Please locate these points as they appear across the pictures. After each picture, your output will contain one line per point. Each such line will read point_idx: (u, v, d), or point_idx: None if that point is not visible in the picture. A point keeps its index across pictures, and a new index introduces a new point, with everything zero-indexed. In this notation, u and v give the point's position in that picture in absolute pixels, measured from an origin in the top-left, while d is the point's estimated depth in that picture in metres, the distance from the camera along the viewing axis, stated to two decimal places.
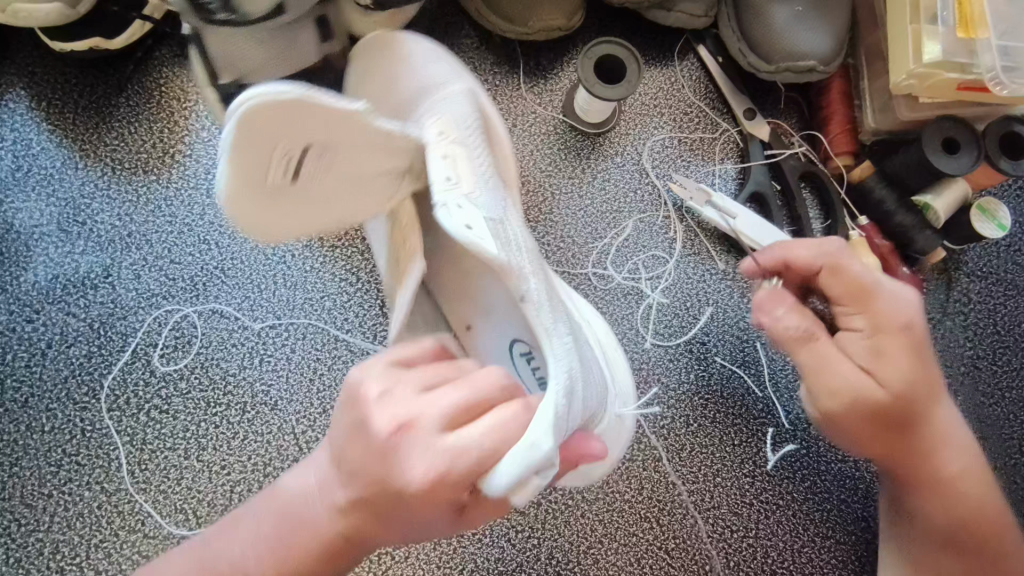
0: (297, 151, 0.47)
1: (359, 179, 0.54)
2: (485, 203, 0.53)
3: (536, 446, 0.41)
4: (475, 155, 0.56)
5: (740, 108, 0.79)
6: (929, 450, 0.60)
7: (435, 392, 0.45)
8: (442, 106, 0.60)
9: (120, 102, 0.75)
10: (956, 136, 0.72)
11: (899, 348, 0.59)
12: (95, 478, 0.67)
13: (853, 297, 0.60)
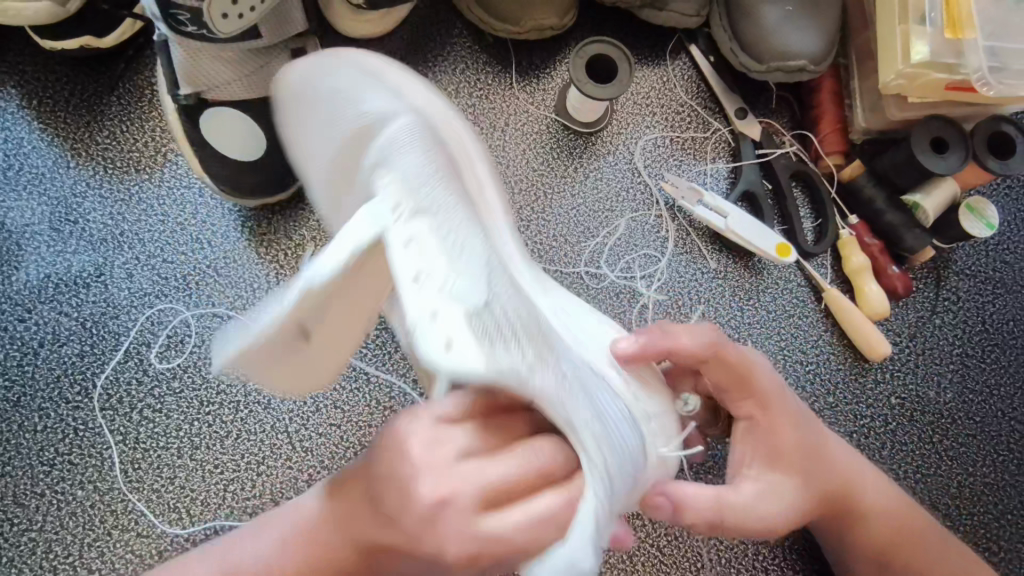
0: (299, 334, 0.41)
1: (348, 297, 0.44)
2: (470, 255, 0.44)
3: (579, 557, 0.37)
4: (426, 198, 0.45)
5: (732, 108, 0.80)
6: (841, 495, 0.63)
7: (483, 462, 0.39)
8: (390, 158, 0.46)
9: (112, 100, 0.75)
10: (945, 136, 0.73)
11: (783, 421, 0.59)
12: (88, 477, 0.67)
13: (733, 388, 0.57)
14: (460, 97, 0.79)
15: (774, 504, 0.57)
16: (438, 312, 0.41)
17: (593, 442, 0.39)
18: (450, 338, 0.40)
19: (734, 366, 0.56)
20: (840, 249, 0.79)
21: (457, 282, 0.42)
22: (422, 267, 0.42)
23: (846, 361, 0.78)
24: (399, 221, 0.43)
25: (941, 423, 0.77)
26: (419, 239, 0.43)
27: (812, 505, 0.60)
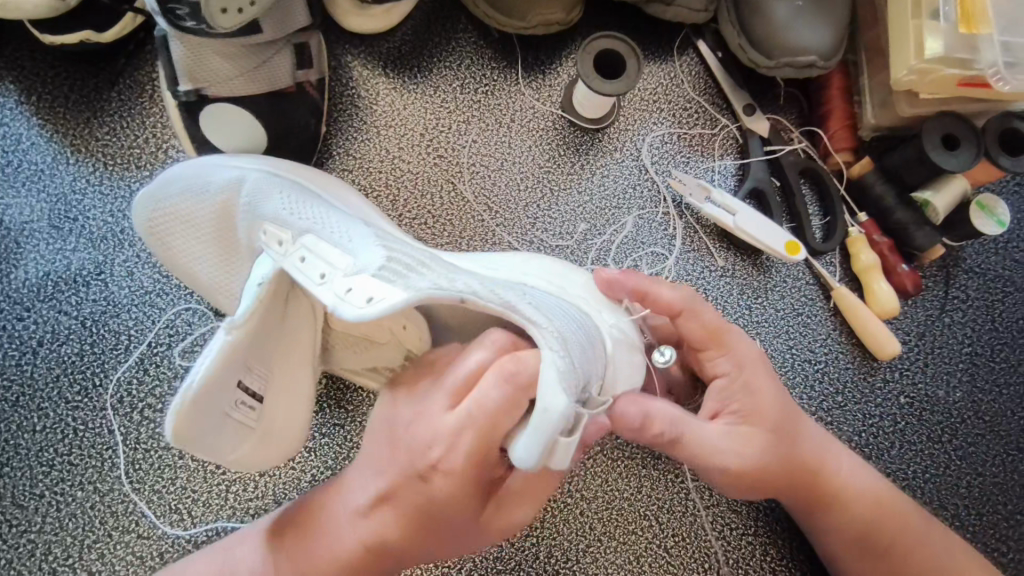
0: (238, 394, 0.49)
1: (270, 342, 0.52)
2: (355, 242, 0.52)
3: (548, 409, 0.42)
4: (292, 214, 0.54)
5: (740, 104, 0.79)
6: (814, 472, 0.63)
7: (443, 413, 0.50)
8: (260, 207, 0.56)
9: (112, 95, 0.74)
10: (956, 132, 0.72)
11: (761, 379, 0.62)
12: (88, 478, 0.66)
13: (707, 343, 0.62)
14: (465, 93, 0.78)
15: (742, 448, 0.59)
16: (351, 286, 0.47)
17: (534, 314, 0.46)
18: (370, 294, 0.46)
19: (708, 319, 0.62)
20: (850, 246, 0.78)
21: (358, 263, 0.49)
22: (324, 268, 0.49)
23: (855, 360, 0.77)
24: (284, 254, 0.51)
25: (950, 422, 0.77)
26: (311, 250, 0.51)
27: (779, 470, 0.61)
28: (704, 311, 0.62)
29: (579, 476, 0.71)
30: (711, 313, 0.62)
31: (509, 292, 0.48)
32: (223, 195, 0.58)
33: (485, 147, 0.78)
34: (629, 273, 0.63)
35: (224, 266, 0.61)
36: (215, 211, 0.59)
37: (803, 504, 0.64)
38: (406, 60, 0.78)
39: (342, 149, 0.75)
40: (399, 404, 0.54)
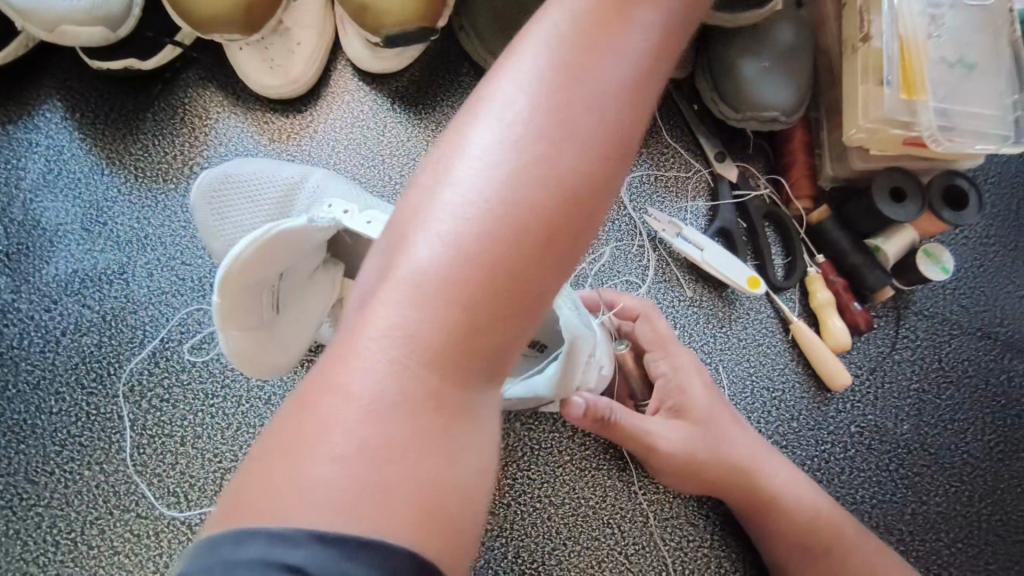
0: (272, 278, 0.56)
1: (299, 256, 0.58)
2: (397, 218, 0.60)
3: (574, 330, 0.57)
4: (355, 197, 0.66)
5: (712, 151, 0.87)
6: (747, 472, 0.70)
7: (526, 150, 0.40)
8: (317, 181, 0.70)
9: (147, 116, 0.83)
10: (903, 186, 0.80)
11: (692, 380, 0.72)
12: (96, 458, 0.72)
13: (653, 345, 0.74)
14: None
15: (673, 435, 0.69)
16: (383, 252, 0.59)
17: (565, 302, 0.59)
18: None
19: (659, 333, 0.75)
20: (808, 285, 0.85)
21: None
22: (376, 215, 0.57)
23: (809, 390, 0.83)
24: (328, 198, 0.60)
25: (897, 453, 0.82)
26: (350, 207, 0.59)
27: (719, 466, 0.69)
28: (659, 320, 0.76)
29: (547, 483, 0.77)
30: (665, 328, 0.75)
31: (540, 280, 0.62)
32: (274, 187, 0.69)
33: None
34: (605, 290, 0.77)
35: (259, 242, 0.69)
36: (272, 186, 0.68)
37: (741, 503, 0.71)
38: (412, 97, 0.87)
39: (350, 173, 0.84)
40: None
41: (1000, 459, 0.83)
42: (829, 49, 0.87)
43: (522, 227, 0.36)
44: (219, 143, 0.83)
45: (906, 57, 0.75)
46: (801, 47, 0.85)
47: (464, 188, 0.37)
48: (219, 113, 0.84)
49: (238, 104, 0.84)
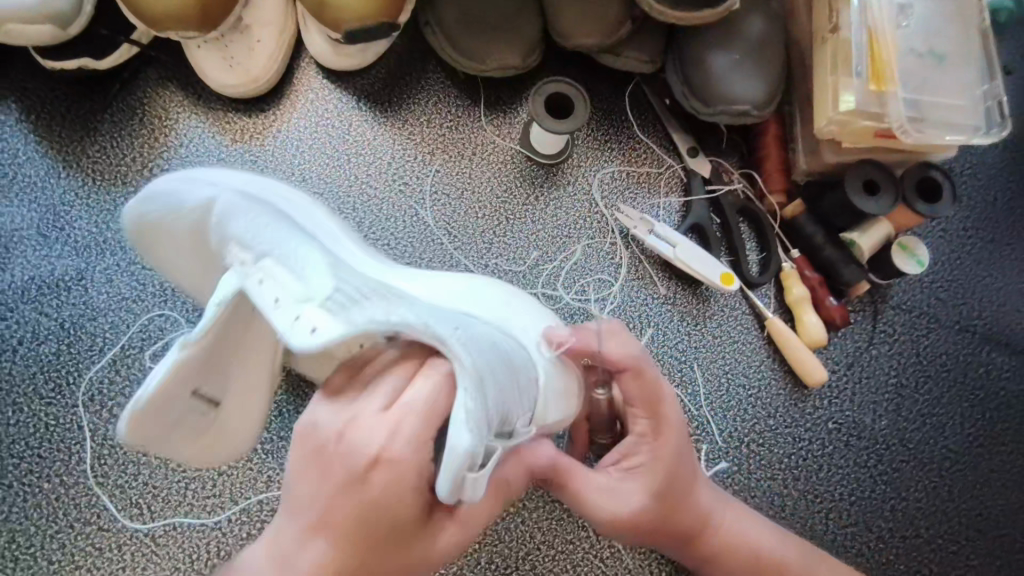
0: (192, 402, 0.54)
1: (228, 346, 0.55)
2: (309, 261, 0.54)
3: (455, 445, 0.43)
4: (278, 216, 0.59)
5: (684, 146, 0.86)
6: (696, 528, 0.67)
7: (398, 408, 0.47)
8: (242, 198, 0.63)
9: (105, 118, 0.81)
10: (876, 179, 0.79)
11: (669, 441, 0.64)
12: (55, 470, 0.70)
13: (643, 407, 0.64)
14: (431, 127, 0.86)
15: (624, 500, 0.64)
16: (301, 314, 0.49)
17: (461, 348, 0.46)
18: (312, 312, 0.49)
19: (646, 392, 0.64)
20: (783, 280, 0.84)
21: (309, 288, 0.51)
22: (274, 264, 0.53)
23: (786, 386, 0.82)
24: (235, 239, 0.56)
25: (875, 448, 0.82)
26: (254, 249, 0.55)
27: (664, 526, 0.66)
28: (653, 375, 0.64)
29: (520, 486, 0.75)
30: (658, 390, 0.64)
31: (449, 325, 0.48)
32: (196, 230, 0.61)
33: (447, 177, 0.84)
34: (583, 327, 0.64)
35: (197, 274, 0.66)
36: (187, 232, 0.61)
37: (685, 553, 0.69)
38: (378, 95, 0.85)
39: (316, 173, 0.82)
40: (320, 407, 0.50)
41: (979, 453, 0.82)
42: (800, 41, 0.86)
43: (362, 508, 0.47)
44: (181, 145, 0.81)
45: (875, 48, 0.74)
46: (771, 40, 0.84)
47: (319, 532, 0.48)
48: (180, 114, 0.82)
49: (200, 105, 0.82)
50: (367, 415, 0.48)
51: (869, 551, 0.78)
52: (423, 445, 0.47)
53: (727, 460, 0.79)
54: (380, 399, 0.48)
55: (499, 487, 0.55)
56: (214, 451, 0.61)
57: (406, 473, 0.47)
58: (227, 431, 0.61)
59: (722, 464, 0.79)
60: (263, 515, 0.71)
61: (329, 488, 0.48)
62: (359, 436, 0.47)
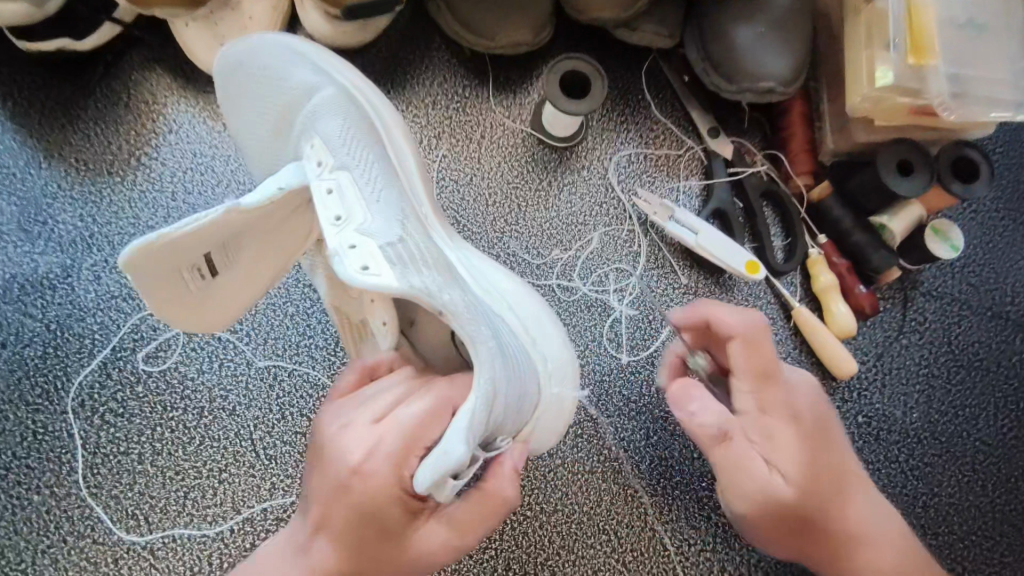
0: (199, 261, 0.51)
1: (276, 227, 0.55)
2: (380, 192, 0.56)
3: (447, 450, 0.44)
4: (359, 177, 0.56)
5: (705, 126, 0.81)
6: (838, 536, 0.62)
7: (385, 422, 0.50)
8: (317, 121, 0.57)
9: (88, 103, 0.75)
10: (909, 159, 0.74)
11: (782, 427, 0.62)
12: (46, 482, 0.66)
13: (762, 380, 0.63)
14: (437, 109, 0.80)
15: (767, 482, 0.62)
16: (357, 244, 0.51)
17: (487, 353, 0.48)
18: (366, 262, 0.50)
19: (755, 357, 0.63)
20: (810, 267, 0.80)
21: (374, 227, 0.53)
22: (340, 211, 0.53)
23: (813, 379, 0.79)
24: (319, 175, 0.55)
25: (906, 442, 0.78)
26: (340, 189, 0.54)
27: (799, 525, 0.62)
28: (766, 350, 0.63)
29: (538, 488, 0.71)
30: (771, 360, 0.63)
31: (475, 317, 0.50)
32: (295, 93, 0.59)
33: (455, 162, 0.79)
34: (705, 300, 0.67)
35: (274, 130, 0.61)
36: (282, 106, 0.59)
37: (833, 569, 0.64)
38: (379, 75, 0.80)
39: None
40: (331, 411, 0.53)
41: (1014, 445, 0.79)
42: (828, 11, 0.80)
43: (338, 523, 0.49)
44: (169, 131, 0.76)
45: (913, 19, 0.70)
46: (799, 11, 0.78)
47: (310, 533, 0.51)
48: (168, 98, 0.77)
49: (188, 88, 0.77)
50: (357, 427, 0.50)
51: None
52: (401, 464, 0.48)
53: None
54: (376, 411, 0.51)
55: (490, 501, 0.53)
56: (200, 325, 0.57)
57: (379, 491, 0.48)
58: (224, 299, 0.56)
59: None
60: (267, 524, 0.67)
61: (318, 493, 0.50)
62: (343, 445, 0.50)
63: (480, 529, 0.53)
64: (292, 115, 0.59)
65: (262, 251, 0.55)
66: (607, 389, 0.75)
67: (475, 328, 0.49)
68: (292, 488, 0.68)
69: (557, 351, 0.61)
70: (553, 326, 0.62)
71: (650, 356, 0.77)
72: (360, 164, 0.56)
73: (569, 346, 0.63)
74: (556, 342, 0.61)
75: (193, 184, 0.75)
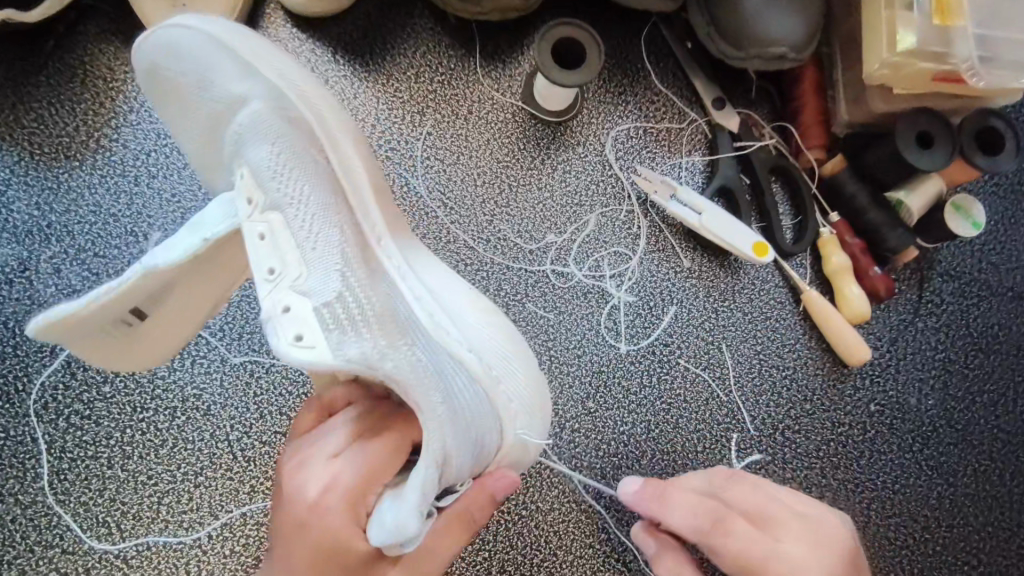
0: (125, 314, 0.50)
1: (207, 269, 0.52)
2: (321, 231, 0.50)
3: (406, 526, 0.43)
4: (293, 217, 0.50)
5: (709, 97, 0.76)
6: None
7: (339, 459, 0.50)
8: (247, 146, 0.52)
9: (40, 80, 0.69)
10: (931, 130, 0.68)
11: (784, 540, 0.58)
12: (10, 489, 0.62)
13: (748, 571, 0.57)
14: (420, 83, 0.74)
15: None
16: (290, 307, 0.47)
17: (438, 428, 0.44)
18: (299, 331, 0.46)
19: (754, 543, 0.57)
20: (821, 247, 0.75)
21: (311, 278, 0.48)
22: (274, 263, 0.48)
23: (824, 366, 0.74)
24: (251, 215, 0.50)
25: (921, 431, 0.74)
26: (272, 233, 0.49)
27: None
28: (734, 496, 0.62)
29: (533, 487, 0.68)
30: (745, 497, 0.61)
31: (420, 377, 0.46)
32: (225, 106, 0.53)
33: (440, 140, 0.74)
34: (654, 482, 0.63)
35: (204, 142, 0.56)
36: (214, 116, 0.54)
37: None
38: (356, 46, 0.74)
39: None
40: (293, 445, 0.54)
41: None
42: None
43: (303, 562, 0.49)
44: (130, 110, 0.70)
45: None
46: None
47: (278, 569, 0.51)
48: (128, 74, 0.71)
49: None
50: (312, 465, 0.51)
51: (914, 543, 0.72)
52: (356, 503, 0.49)
53: (760, 451, 0.72)
54: (328, 448, 0.51)
55: (464, 527, 0.53)
56: (143, 363, 0.56)
57: (336, 530, 0.48)
58: (157, 341, 0.55)
59: (754, 454, 0.72)
60: (247, 530, 0.64)
61: (279, 533, 0.51)
62: (300, 483, 0.51)
63: (450, 552, 0.52)
64: (223, 129, 0.54)
65: (194, 296, 0.53)
66: (606, 380, 0.71)
67: (425, 392, 0.45)
68: (271, 491, 0.65)
69: (524, 388, 0.54)
70: (521, 352, 0.57)
71: (651, 346, 0.72)
72: (295, 203, 0.50)
73: (534, 375, 0.56)
74: (522, 378, 0.54)
75: (157, 168, 0.69)
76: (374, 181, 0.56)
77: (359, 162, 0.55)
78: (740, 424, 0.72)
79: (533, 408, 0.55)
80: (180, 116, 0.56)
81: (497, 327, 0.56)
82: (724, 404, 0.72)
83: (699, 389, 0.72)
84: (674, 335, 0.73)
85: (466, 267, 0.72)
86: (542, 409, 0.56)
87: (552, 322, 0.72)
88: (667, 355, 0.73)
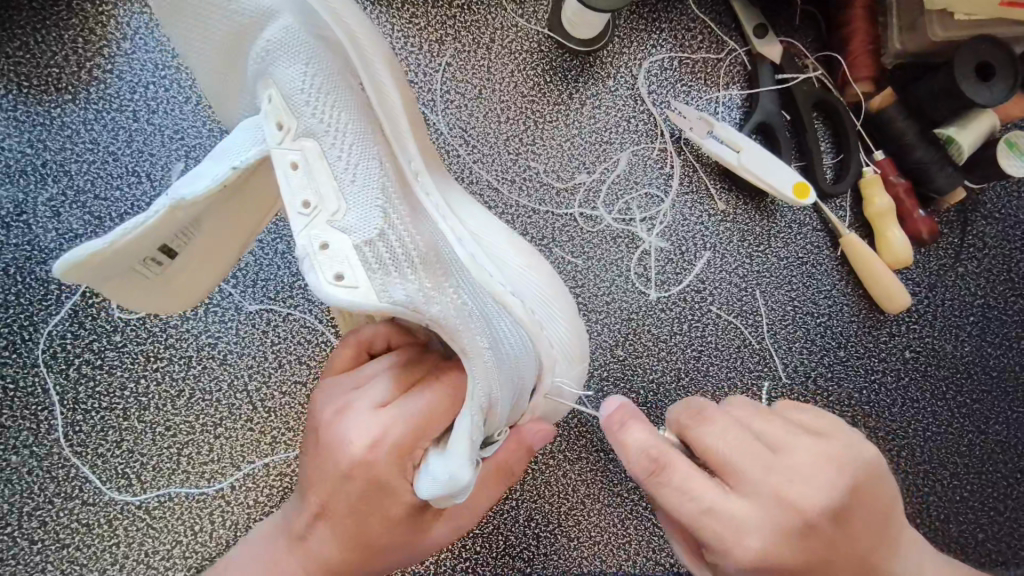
0: (152, 253, 0.45)
1: (238, 201, 0.48)
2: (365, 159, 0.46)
3: (455, 476, 0.41)
4: (329, 146, 0.46)
5: (751, 24, 0.70)
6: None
7: (381, 406, 0.48)
8: (275, 66, 0.48)
9: (23, 3, 0.63)
10: (992, 60, 0.63)
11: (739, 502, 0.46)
12: (23, 441, 0.60)
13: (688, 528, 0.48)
14: (439, 7, 0.68)
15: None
16: (330, 243, 0.43)
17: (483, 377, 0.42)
18: (339, 269, 0.42)
19: (690, 499, 0.47)
20: (863, 189, 0.71)
21: (349, 213, 0.44)
22: (309, 195, 0.44)
23: (859, 313, 0.72)
24: (281, 142, 0.45)
25: (954, 378, 0.72)
26: (306, 163, 0.45)
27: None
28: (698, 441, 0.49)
29: (561, 437, 0.66)
30: (714, 437, 0.49)
31: (471, 324, 0.43)
32: (247, 22, 0.48)
33: (460, 71, 0.68)
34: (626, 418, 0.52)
35: (226, 63, 0.51)
36: (233, 33, 0.49)
37: None
38: None
39: None
40: (327, 391, 0.52)
41: None
42: None
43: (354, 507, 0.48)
44: (123, 38, 0.64)
45: None
46: None
47: (324, 515, 0.50)
48: None
49: None
50: (355, 411, 0.49)
51: (942, 490, 0.71)
52: (404, 451, 0.47)
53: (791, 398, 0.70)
54: (372, 395, 0.49)
55: (501, 475, 0.53)
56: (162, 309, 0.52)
57: (386, 479, 0.47)
58: (180, 284, 0.51)
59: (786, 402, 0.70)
60: (270, 480, 0.62)
61: (321, 480, 0.49)
62: (343, 432, 0.48)
63: (486, 497, 0.53)
64: (246, 51, 0.49)
65: (223, 231, 0.50)
66: (636, 328, 0.68)
67: (472, 335, 0.43)
68: (293, 442, 0.63)
69: (565, 332, 0.53)
70: (562, 300, 0.55)
71: (682, 293, 0.69)
72: (330, 131, 0.46)
73: (573, 323, 0.55)
74: (563, 327, 0.53)
75: (157, 102, 0.64)
76: (409, 112, 0.52)
77: (395, 90, 0.50)
78: (772, 372, 0.70)
79: (572, 358, 0.54)
80: (193, 34, 0.51)
81: (538, 273, 0.54)
82: (755, 351, 0.70)
83: (731, 336, 0.70)
84: (706, 281, 0.70)
85: (491, 209, 0.67)
86: (580, 342, 0.55)
87: (580, 268, 0.68)
88: (698, 302, 0.70)
